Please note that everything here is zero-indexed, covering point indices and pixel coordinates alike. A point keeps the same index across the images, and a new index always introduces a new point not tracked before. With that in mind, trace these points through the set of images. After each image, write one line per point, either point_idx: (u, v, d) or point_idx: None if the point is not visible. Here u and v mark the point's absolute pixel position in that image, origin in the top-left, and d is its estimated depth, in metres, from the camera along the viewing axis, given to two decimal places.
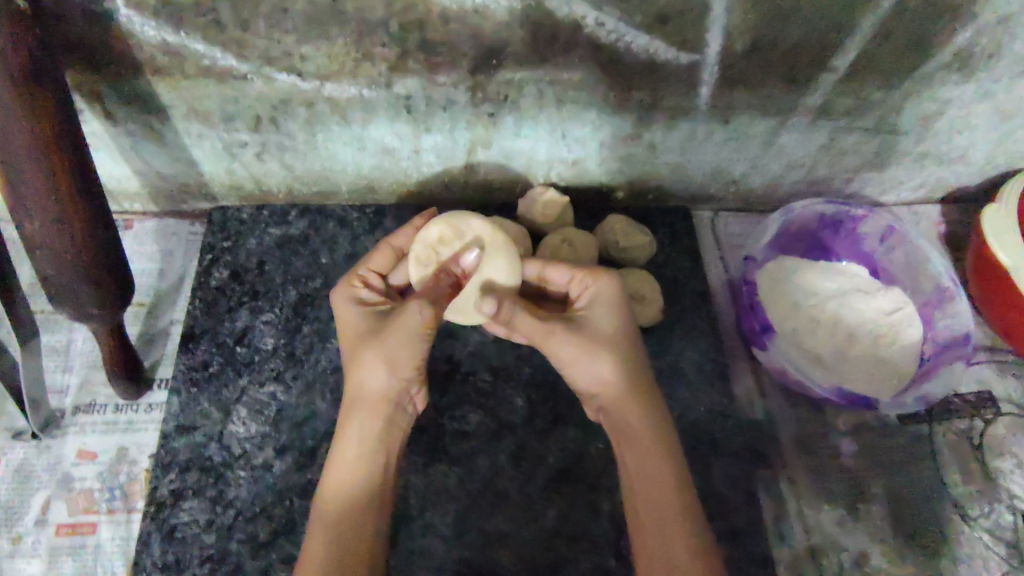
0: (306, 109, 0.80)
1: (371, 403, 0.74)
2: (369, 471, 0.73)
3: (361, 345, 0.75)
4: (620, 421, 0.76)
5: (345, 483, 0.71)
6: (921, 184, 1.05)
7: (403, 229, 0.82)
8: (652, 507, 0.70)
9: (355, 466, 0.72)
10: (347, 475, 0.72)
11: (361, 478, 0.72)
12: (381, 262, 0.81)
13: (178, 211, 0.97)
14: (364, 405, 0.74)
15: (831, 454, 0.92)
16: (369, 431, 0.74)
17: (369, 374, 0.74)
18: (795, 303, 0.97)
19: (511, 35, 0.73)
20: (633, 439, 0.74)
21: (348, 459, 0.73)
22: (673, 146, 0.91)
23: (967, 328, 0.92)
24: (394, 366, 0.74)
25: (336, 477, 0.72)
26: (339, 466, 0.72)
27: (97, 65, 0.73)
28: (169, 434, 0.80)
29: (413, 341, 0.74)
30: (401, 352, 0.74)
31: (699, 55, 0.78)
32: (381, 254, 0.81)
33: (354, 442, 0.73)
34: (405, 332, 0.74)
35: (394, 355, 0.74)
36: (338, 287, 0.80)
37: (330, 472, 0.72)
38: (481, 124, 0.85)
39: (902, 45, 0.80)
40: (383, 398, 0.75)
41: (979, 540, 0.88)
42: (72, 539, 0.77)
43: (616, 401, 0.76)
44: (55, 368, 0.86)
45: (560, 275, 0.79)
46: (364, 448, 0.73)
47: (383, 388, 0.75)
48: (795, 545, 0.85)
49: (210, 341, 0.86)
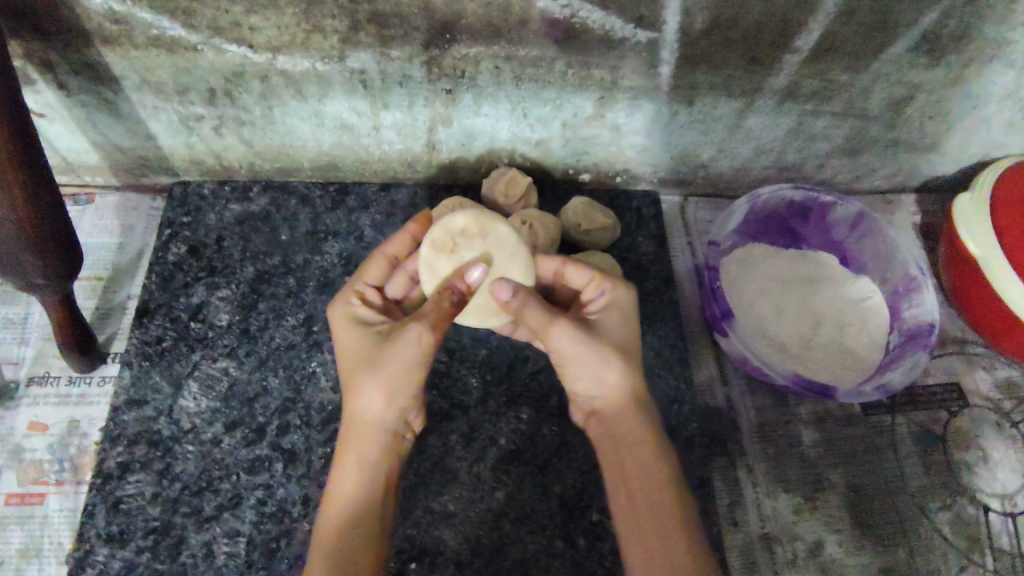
0: (261, 82, 0.79)
1: (371, 425, 0.71)
2: (371, 489, 0.71)
3: (360, 365, 0.72)
4: (615, 425, 0.74)
5: (347, 503, 0.69)
6: (894, 172, 1.03)
7: (398, 235, 0.79)
8: (648, 509, 0.69)
9: (355, 487, 0.70)
10: (346, 494, 0.70)
11: (361, 499, 0.70)
12: (378, 274, 0.79)
13: (140, 186, 0.97)
14: (365, 425, 0.71)
15: (791, 442, 0.91)
16: (370, 451, 0.71)
17: (368, 397, 0.71)
18: (759, 290, 0.96)
19: (463, 9, 0.72)
20: (630, 442, 0.73)
21: (348, 476, 0.70)
22: (638, 127, 0.90)
23: (933, 318, 0.90)
24: (393, 391, 0.71)
25: (338, 495, 0.70)
26: (340, 485, 0.70)
27: (45, 32, 0.72)
28: (119, 407, 0.80)
29: (413, 366, 0.70)
30: (401, 375, 0.71)
31: (658, 33, 0.77)
32: (378, 264, 0.79)
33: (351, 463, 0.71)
34: (404, 356, 0.70)
35: (395, 378, 0.71)
36: (337, 303, 0.77)
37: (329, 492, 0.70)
38: (440, 101, 0.84)
39: (867, 26, 0.78)
40: (384, 420, 0.72)
41: (937, 532, 0.87)
42: (20, 509, 0.77)
43: (611, 404, 0.74)
44: (11, 339, 0.86)
45: (578, 275, 0.78)
46: (364, 470, 0.71)
47: (382, 412, 0.71)
48: (749, 532, 0.85)
49: (164, 316, 0.86)
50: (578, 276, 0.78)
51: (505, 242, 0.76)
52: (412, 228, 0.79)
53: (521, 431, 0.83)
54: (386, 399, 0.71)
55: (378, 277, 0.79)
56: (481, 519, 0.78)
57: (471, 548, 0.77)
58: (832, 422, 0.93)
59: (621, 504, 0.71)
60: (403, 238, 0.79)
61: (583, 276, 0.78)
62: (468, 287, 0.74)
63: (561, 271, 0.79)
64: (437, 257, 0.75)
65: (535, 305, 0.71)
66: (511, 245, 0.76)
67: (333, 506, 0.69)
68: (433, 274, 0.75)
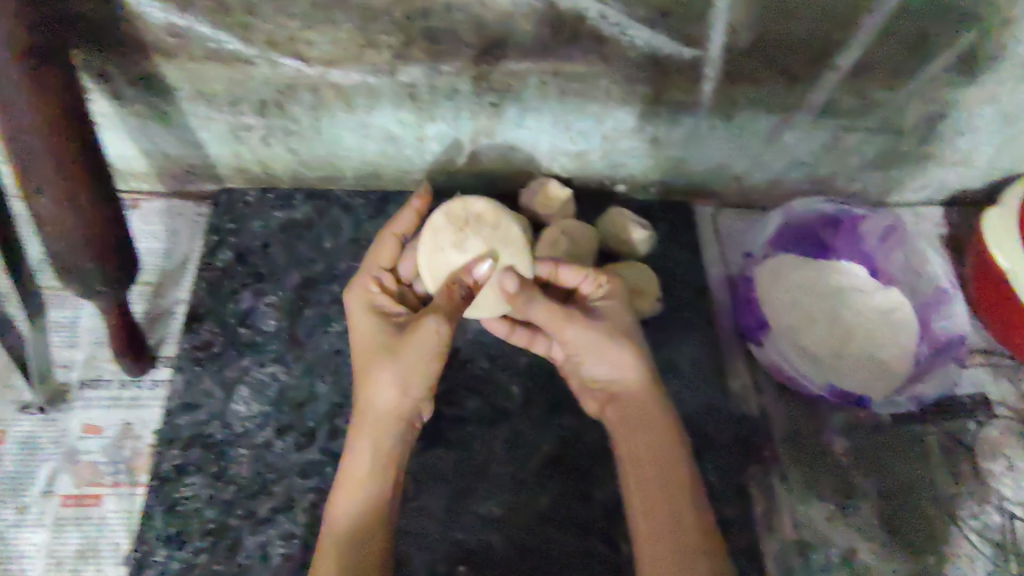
0: (312, 95, 0.81)
1: (383, 412, 0.76)
2: (382, 474, 0.74)
3: (377, 355, 0.77)
4: (631, 411, 0.78)
5: (358, 493, 0.72)
6: (923, 185, 1.05)
7: (404, 214, 0.85)
8: (664, 495, 0.72)
9: (366, 476, 0.73)
10: (359, 484, 0.73)
11: (372, 488, 0.73)
12: (390, 257, 0.85)
13: (183, 192, 0.98)
14: (380, 413, 0.76)
15: (823, 450, 0.93)
16: (383, 437, 0.75)
17: (384, 388, 0.76)
18: (790, 300, 0.98)
19: (516, 26, 0.74)
20: (646, 429, 0.77)
21: (364, 461, 0.74)
22: (676, 140, 0.92)
23: (964, 330, 0.93)
24: (408, 380, 0.76)
25: (348, 485, 0.73)
26: (354, 471, 0.73)
27: (108, 45, 0.74)
28: (174, 411, 0.83)
29: (429, 356, 0.76)
30: (415, 366, 0.76)
31: (703, 51, 0.78)
32: (388, 245, 0.85)
33: (365, 454, 0.74)
34: (421, 347, 0.75)
35: (410, 368, 0.76)
36: (355, 290, 0.83)
37: (341, 482, 0.73)
38: (485, 114, 0.86)
39: (906, 45, 0.79)
40: (398, 408, 0.76)
41: (966, 539, 0.89)
42: (78, 510, 0.79)
43: (632, 392, 0.79)
44: (62, 343, 0.88)
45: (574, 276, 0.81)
46: (379, 457, 0.75)
47: (395, 401, 0.76)
48: (783, 538, 0.87)
49: (214, 322, 0.88)
50: (574, 275, 0.81)
51: (512, 236, 0.80)
52: (416, 205, 0.84)
53: (562, 438, 0.85)
54: (401, 388, 0.76)
55: (390, 262, 0.85)
56: (526, 522, 0.80)
57: (516, 552, 0.78)
58: (862, 430, 0.95)
59: (631, 485, 0.75)
60: (409, 213, 0.84)
61: (579, 276, 0.81)
62: (474, 282, 0.79)
63: (554, 272, 0.81)
64: (445, 241, 0.80)
65: (540, 300, 0.76)
66: (517, 242, 0.81)
67: (346, 494, 0.73)
68: (438, 252, 0.80)
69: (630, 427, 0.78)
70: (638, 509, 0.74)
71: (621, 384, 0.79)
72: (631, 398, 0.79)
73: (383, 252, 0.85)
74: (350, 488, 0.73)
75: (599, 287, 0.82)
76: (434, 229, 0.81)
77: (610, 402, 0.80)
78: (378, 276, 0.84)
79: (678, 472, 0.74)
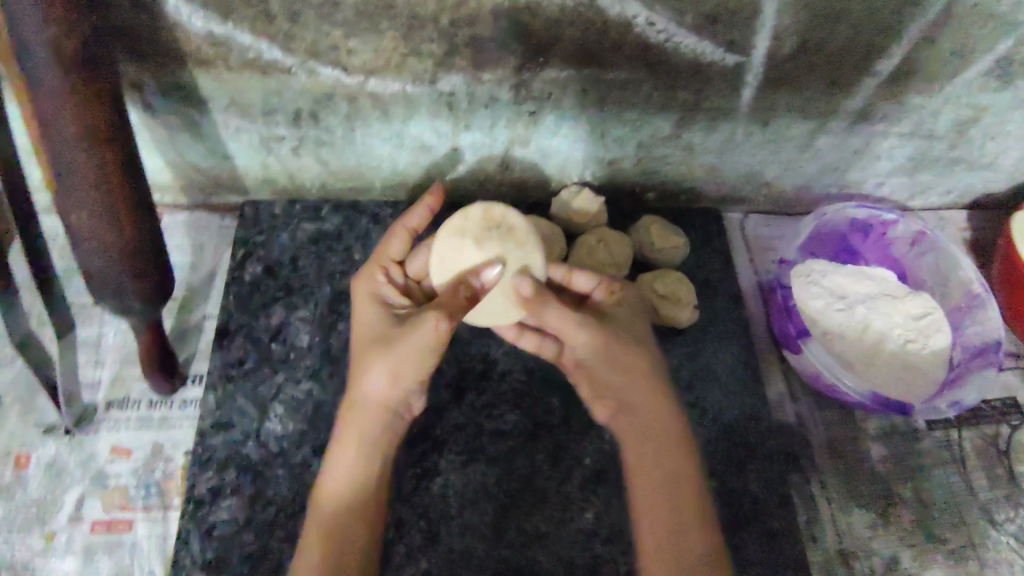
0: (349, 104, 0.79)
1: (370, 403, 0.74)
2: (368, 469, 0.74)
3: (371, 345, 0.74)
4: (641, 419, 0.76)
5: (348, 486, 0.72)
6: (948, 190, 1.05)
7: (416, 210, 0.78)
8: (670, 505, 0.71)
9: (352, 470, 0.73)
10: (345, 478, 0.73)
11: (358, 484, 0.73)
12: (401, 248, 0.79)
13: (209, 204, 0.97)
14: (367, 403, 0.74)
15: (861, 457, 0.92)
16: (369, 427, 0.74)
17: (375, 377, 0.73)
18: (824, 306, 0.95)
19: (561, 33, 0.73)
20: (647, 432, 0.75)
21: (349, 455, 0.73)
22: (711, 147, 0.91)
23: (999, 334, 0.91)
24: (399, 374, 0.73)
25: (337, 477, 0.72)
26: (341, 466, 0.73)
27: (142, 55, 0.72)
28: (207, 431, 0.80)
29: (425, 353, 0.71)
30: (405, 362, 0.72)
31: (745, 57, 0.78)
32: (398, 239, 0.79)
33: (350, 447, 0.73)
34: (414, 345, 0.70)
35: (400, 363, 0.72)
36: (363, 276, 0.78)
37: (328, 471, 0.73)
38: (522, 122, 0.84)
39: (946, 51, 0.80)
40: (387, 399, 0.74)
41: (1008, 544, 0.88)
42: (108, 536, 0.76)
43: (640, 399, 0.76)
44: (87, 361, 0.86)
45: (586, 282, 0.80)
46: (363, 449, 0.74)
47: (384, 392, 0.74)
48: (828, 548, 0.85)
49: (245, 337, 0.86)
50: (586, 279, 0.80)
51: (529, 242, 0.74)
52: (431, 202, 0.78)
53: (605, 451, 0.83)
54: (391, 381, 0.73)
55: (400, 254, 0.79)
56: (574, 539, 0.78)
57: (566, 569, 0.77)
58: (899, 437, 0.94)
59: (639, 494, 0.74)
60: (421, 210, 0.78)
61: (592, 281, 0.80)
62: (483, 287, 0.72)
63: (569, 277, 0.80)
64: (458, 237, 0.74)
65: (553, 306, 0.72)
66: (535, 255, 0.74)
67: (331, 486, 0.72)
68: (454, 252, 0.74)
69: (638, 435, 0.76)
70: (644, 517, 0.72)
71: (626, 391, 0.76)
72: (643, 406, 0.76)
73: (393, 244, 0.79)
74: (336, 485, 0.72)
75: (610, 293, 0.79)
76: (454, 231, 0.75)
77: (622, 411, 0.77)
78: (387, 267, 0.79)
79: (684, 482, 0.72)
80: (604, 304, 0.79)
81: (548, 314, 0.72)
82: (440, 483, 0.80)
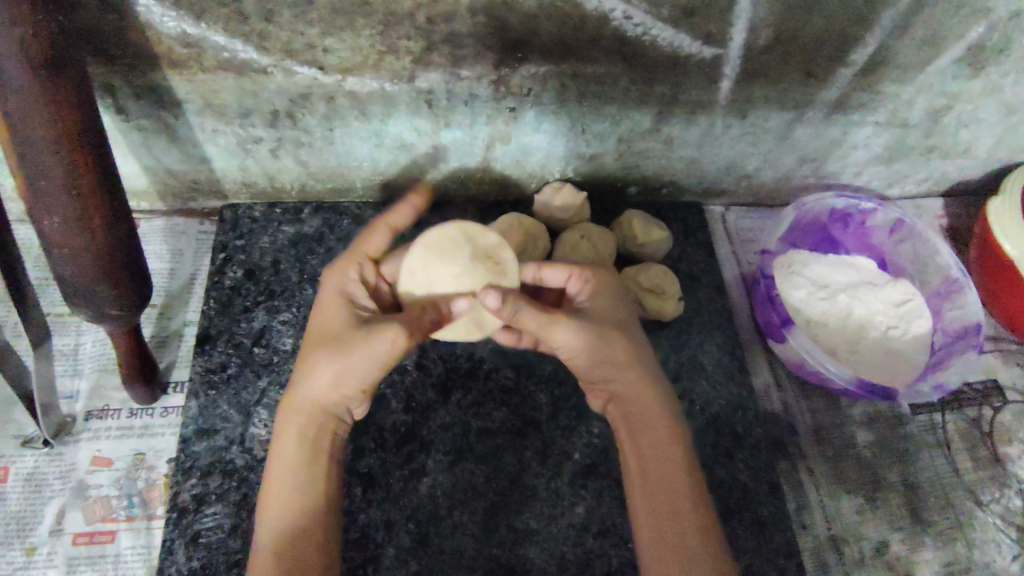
0: (326, 104, 0.79)
1: (311, 403, 0.71)
2: (309, 475, 0.71)
3: (322, 342, 0.71)
4: (635, 409, 0.75)
5: (289, 496, 0.69)
6: (925, 177, 1.06)
7: (400, 210, 0.78)
8: (668, 501, 0.71)
9: (296, 474, 0.70)
10: (288, 482, 0.70)
11: (299, 490, 0.70)
12: (378, 247, 0.77)
13: (187, 210, 0.96)
14: (309, 405, 0.71)
15: (848, 443, 0.92)
16: (308, 430, 0.71)
17: (320, 378, 0.70)
18: (807, 296, 0.95)
19: (539, 27, 0.73)
20: (644, 430, 0.75)
21: (292, 460, 0.70)
22: (691, 140, 0.91)
23: (978, 318, 0.93)
24: (347, 380, 0.70)
25: (278, 484, 0.70)
26: (283, 472, 0.70)
27: (114, 58, 0.71)
28: (189, 438, 0.78)
29: (376, 363, 0.69)
30: (356, 369, 0.69)
31: (722, 49, 0.78)
32: (379, 236, 0.77)
33: (291, 450, 0.70)
34: (369, 352, 0.68)
35: (350, 369, 0.69)
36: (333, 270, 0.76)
37: (271, 477, 0.70)
38: (502, 119, 0.84)
39: (919, 40, 0.81)
40: (330, 402, 0.72)
41: (992, 524, 0.89)
42: (90, 548, 0.75)
43: (630, 388, 0.76)
44: (65, 372, 0.84)
45: (556, 275, 0.80)
46: (309, 456, 0.71)
47: (329, 396, 0.71)
48: (818, 534, 0.86)
49: (226, 342, 0.84)
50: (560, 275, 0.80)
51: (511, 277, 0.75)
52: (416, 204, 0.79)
53: (594, 446, 0.83)
54: (335, 387, 0.71)
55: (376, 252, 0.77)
56: (565, 534, 0.78)
57: (558, 565, 0.76)
58: (884, 423, 0.95)
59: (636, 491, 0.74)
60: (406, 211, 0.78)
61: (564, 274, 0.80)
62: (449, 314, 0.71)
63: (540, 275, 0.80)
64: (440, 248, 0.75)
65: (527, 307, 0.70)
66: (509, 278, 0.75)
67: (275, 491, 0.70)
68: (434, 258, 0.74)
69: (635, 425, 0.76)
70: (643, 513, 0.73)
71: (615, 381, 0.76)
72: (638, 396, 0.76)
73: (372, 240, 0.77)
74: (280, 489, 0.70)
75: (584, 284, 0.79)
76: (431, 249, 0.75)
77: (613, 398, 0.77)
78: (360, 262, 0.76)
79: (681, 477, 0.72)
80: (580, 296, 0.79)
81: (526, 319, 0.71)
82: (429, 484, 0.79)
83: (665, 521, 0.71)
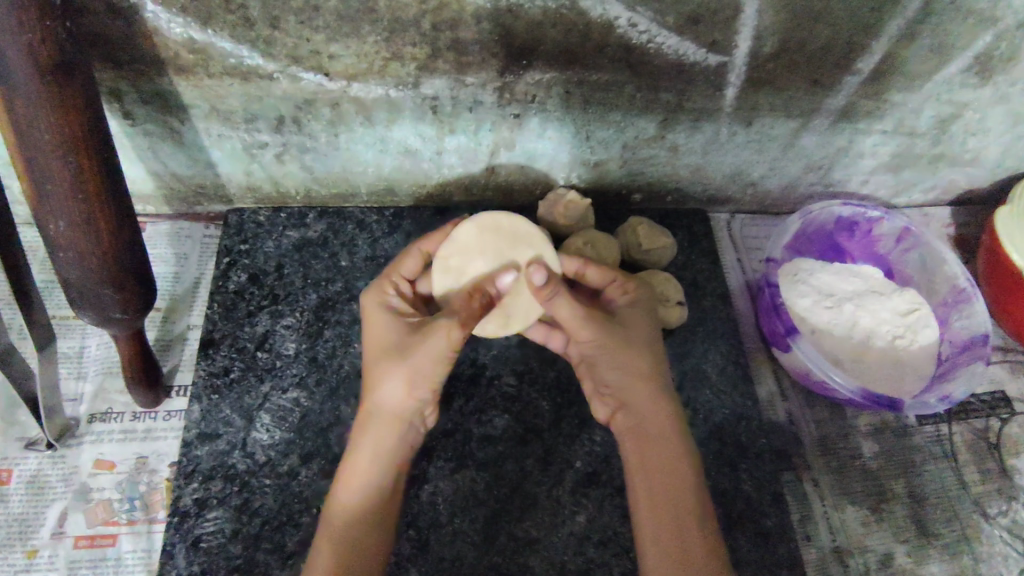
0: (332, 109, 0.79)
1: (389, 416, 0.73)
2: (381, 479, 0.73)
3: (386, 359, 0.74)
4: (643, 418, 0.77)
5: (363, 495, 0.71)
6: (932, 186, 1.06)
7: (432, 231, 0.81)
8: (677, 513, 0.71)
9: (368, 477, 0.72)
10: (363, 488, 0.72)
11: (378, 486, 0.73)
12: (414, 268, 0.81)
13: (193, 214, 0.97)
14: (384, 415, 0.73)
15: (853, 454, 0.91)
16: (384, 439, 0.73)
17: (390, 390, 0.73)
18: (812, 305, 0.94)
19: (544, 35, 0.73)
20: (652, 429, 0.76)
21: (364, 469, 0.72)
22: (696, 147, 0.91)
23: (985, 329, 0.91)
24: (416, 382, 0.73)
25: (353, 482, 0.72)
26: (361, 472, 0.72)
27: (121, 63, 0.72)
28: (191, 442, 0.79)
29: (438, 360, 0.72)
30: (423, 368, 0.72)
31: (728, 57, 0.78)
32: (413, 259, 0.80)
33: (376, 455, 0.73)
34: (431, 352, 0.71)
35: (419, 369, 0.72)
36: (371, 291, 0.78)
37: (344, 478, 0.72)
38: (506, 125, 0.84)
39: (928, 49, 0.80)
40: (403, 409, 0.74)
41: (999, 538, 0.88)
42: (92, 551, 0.75)
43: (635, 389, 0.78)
44: (69, 374, 0.85)
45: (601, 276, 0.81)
46: (380, 457, 0.73)
47: (401, 401, 0.74)
48: (822, 546, 0.85)
49: (230, 347, 0.85)
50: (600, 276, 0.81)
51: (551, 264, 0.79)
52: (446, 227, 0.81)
53: (596, 453, 0.83)
54: (407, 390, 0.73)
55: (413, 272, 0.81)
56: (565, 544, 0.77)
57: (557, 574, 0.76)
58: (890, 433, 0.94)
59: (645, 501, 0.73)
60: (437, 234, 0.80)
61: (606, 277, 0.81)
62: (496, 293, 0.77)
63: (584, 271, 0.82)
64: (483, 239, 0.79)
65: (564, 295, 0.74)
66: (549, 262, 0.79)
67: (349, 491, 0.71)
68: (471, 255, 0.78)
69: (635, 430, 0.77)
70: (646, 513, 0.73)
71: (625, 389, 0.78)
72: (652, 410, 0.77)
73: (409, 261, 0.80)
74: (357, 487, 0.71)
75: (622, 293, 0.81)
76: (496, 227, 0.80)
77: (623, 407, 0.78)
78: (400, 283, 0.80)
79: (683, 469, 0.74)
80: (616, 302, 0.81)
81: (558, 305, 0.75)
82: (430, 491, 0.79)
83: (673, 536, 0.70)
